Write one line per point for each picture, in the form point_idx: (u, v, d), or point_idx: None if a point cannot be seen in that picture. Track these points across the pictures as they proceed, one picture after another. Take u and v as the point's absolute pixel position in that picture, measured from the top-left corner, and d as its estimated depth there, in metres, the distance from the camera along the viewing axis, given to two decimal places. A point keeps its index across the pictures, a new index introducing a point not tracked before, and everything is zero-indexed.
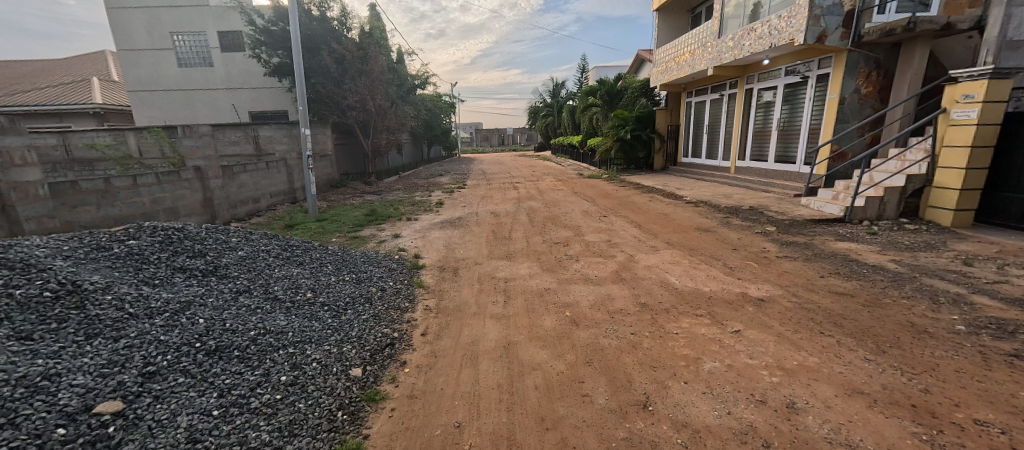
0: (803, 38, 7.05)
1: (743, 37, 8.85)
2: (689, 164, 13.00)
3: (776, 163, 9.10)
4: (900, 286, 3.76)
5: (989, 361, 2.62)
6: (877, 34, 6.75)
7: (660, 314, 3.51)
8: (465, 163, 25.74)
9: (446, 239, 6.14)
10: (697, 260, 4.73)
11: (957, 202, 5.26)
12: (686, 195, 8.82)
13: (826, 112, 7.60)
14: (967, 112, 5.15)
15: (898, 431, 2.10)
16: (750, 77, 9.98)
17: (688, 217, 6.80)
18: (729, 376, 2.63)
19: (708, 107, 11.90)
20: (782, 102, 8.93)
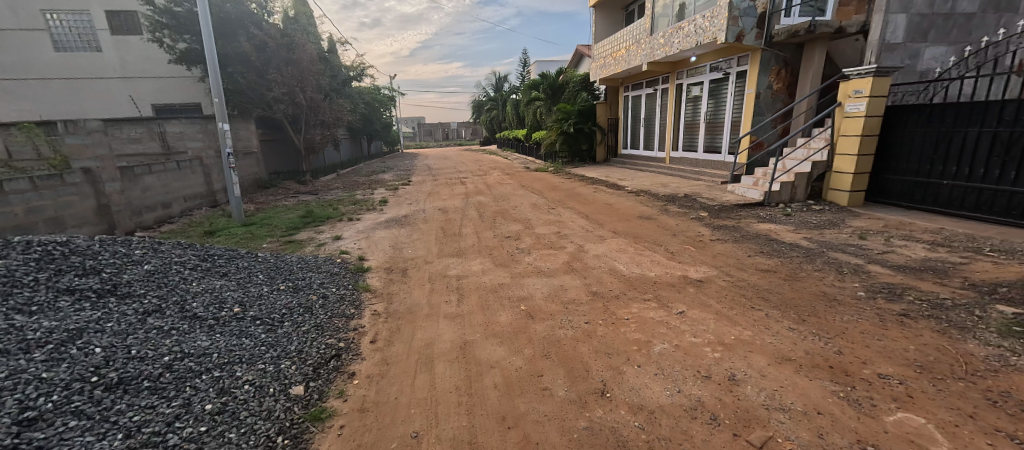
0: (724, 38, 7.66)
1: (672, 35, 9.40)
2: (628, 155, 13.61)
3: (705, 153, 9.88)
4: (813, 260, 4.26)
5: (884, 322, 3.12)
6: (785, 35, 7.49)
7: (612, 301, 3.67)
8: (410, 159, 24.86)
9: (393, 239, 5.88)
10: (641, 247, 5.01)
11: (851, 185, 6.07)
12: (627, 185, 9.26)
13: (746, 106, 8.37)
14: (857, 106, 5.92)
15: (823, 391, 2.40)
16: (681, 73, 10.64)
17: (631, 206, 7.16)
18: (678, 356, 2.82)
19: (644, 101, 12.55)
20: (708, 97, 9.67)
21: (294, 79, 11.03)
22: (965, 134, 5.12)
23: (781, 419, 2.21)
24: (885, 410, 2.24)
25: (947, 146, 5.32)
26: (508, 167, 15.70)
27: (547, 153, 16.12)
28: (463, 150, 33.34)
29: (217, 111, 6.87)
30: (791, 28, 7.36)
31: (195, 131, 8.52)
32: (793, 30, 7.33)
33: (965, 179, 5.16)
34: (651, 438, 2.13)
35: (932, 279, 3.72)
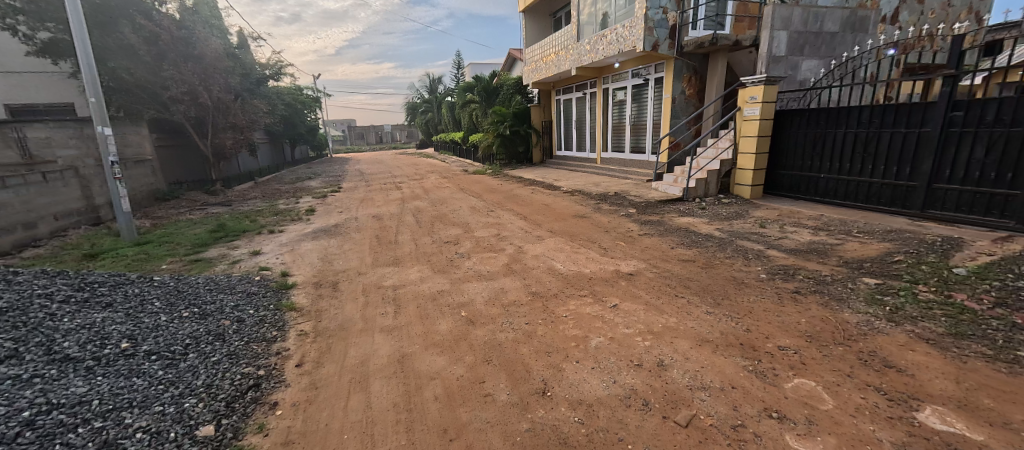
0: (642, 46, 8.22)
1: (596, 42, 9.86)
2: (562, 157, 14.03)
3: (632, 153, 10.53)
4: (724, 248, 4.74)
5: (781, 299, 3.64)
6: (693, 46, 8.22)
7: (551, 299, 3.75)
8: (340, 164, 23.38)
9: (321, 251, 5.45)
10: (577, 245, 5.20)
11: (752, 180, 6.85)
12: (563, 185, 9.60)
13: (664, 110, 9.06)
14: (753, 110, 6.69)
15: (735, 367, 2.74)
16: (606, 78, 11.20)
17: (567, 205, 7.44)
18: (613, 348, 2.98)
19: (575, 104, 13.02)
20: (632, 101, 10.31)
21: (197, 76, 9.73)
22: (828, 134, 6.11)
23: (703, 397, 2.47)
24: (784, 378, 2.65)
25: (816, 145, 6.31)
26: (445, 170, 15.39)
27: (484, 155, 16.12)
28: (394, 154, 32.05)
29: (93, 113, 6.00)
30: (698, 40, 8.10)
31: (68, 136, 7.11)
32: (700, 41, 8.09)
33: (831, 172, 6.16)
34: (590, 431, 2.23)
35: (816, 260, 4.36)
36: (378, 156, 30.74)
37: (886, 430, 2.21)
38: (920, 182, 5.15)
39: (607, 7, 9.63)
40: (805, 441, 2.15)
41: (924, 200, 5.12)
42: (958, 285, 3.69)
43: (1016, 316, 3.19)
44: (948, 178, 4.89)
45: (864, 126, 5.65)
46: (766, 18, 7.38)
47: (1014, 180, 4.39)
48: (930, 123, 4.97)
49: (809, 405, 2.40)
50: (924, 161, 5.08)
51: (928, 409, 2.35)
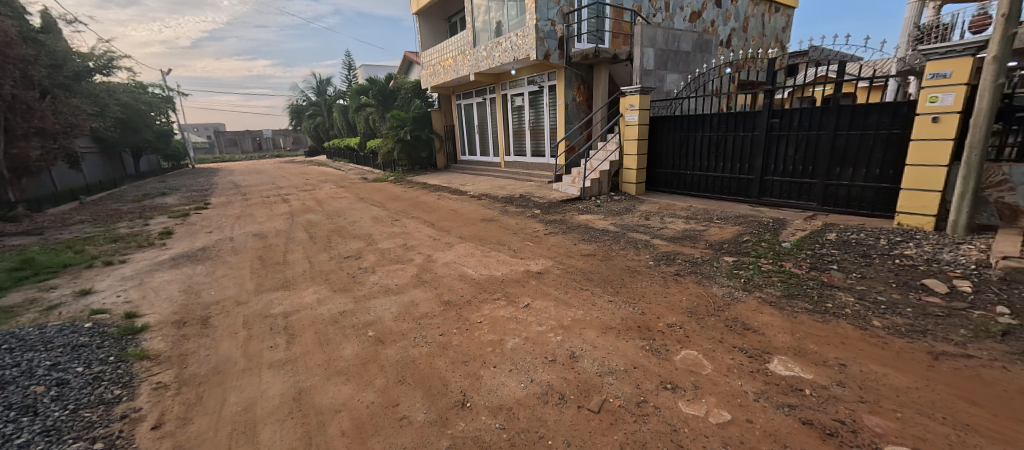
0: (535, 55, 8.55)
1: (493, 48, 9.94)
2: (466, 161, 13.97)
3: (532, 156, 10.84)
4: (618, 241, 5.40)
5: (666, 281, 4.16)
6: (579, 57, 8.78)
7: (465, 305, 3.70)
8: (209, 175, 20.14)
9: (183, 282, 4.57)
10: (487, 249, 5.39)
11: (636, 178, 7.62)
12: (468, 190, 9.63)
13: (558, 115, 9.55)
14: (633, 116, 7.44)
15: (637, 349, 3.01)
16: (504, 85, 11.32)
17: (476, 210, 7.64)
18: (528, 346, 3.05)
19: (476, 109, 12.93)
20: (529, 106, 10.59)
21: None
22: (687, 138, 7.16)
23: (611, 381, 2.67)
24: (674, 351, 3.00)
25: (679, 147, 7.33)
26: (341, 179, 14.22)
27: (384, 162, 15.21)
28: (277, 163, 28.65)
29: None
30: (582, 52, 8.66)
31: None
32: (585, 54, 8.64)
33: (691, 170, 7.21)
34: (511, 436, 2.24)
35: (689, 245, 5.10)
36: (255, 165, 27.18)
37: (750, 382, 2.66)
38: (755, 175, 6.33)
39: (501, 16, 9.84)
40: (694, 406, 2.45)
41: (759, 190, 6.31)
42: (786, 255, 4.61)
43: (823, 276, 4.14)
44: (773, 172, 6.12)
45: (712, 130, 6.74)
46: (636, 36, 8.27)
47: (814, 171, 5.68)
48: (758, 128, 6.15)
49: (694, 372, 2.76)
50: (757, 158, 6.24)
51: (776, 360, 2.88)
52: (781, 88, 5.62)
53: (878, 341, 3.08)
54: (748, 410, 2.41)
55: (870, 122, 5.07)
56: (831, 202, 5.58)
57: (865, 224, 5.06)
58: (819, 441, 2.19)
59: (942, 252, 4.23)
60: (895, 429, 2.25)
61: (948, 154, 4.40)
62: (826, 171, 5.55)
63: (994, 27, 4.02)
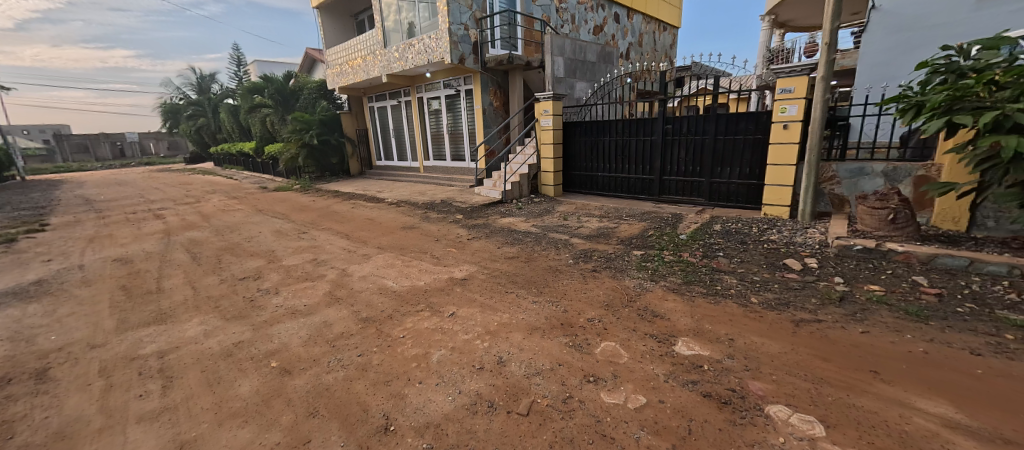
0: (450, 58, 8.41)
1: (405, 50, 9.60)
2: (383, 167, 13.38)
3: (453, 161, 10.72)
4: (540, 241, 5.71)
5: (583, 276, 4.48)
6: (494, 63, 8.89)
7: (385, 321, 3.53)
8: (54, 188, 16.65)
9: (9, 327, 3.67)
10: (408, 258, 5.22)
11: (553, 180, 7.94)
12: (386, 197, 9.25)
13: (477, 120, 9.51)
14: (546, 121, 7.74)
15: (561, 346, 3.14)
16: (419, 87, 10.98)
17: (394, 218, 7.45)
18: (455, 357, 3.01)
19: (390, 112, 12.41)
20: (447, 110, 10.40)
21: None
22: (597, 141, 7.65)
23: (538, 382, 2.74)
24: (595, 345, 3.18)
25: (589, 150, 7.80)
26: (234, 188, 12.68)
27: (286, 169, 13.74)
28: (151, 171, 24.63)
29: None
30: (497, 58, 8.79)
31: None
32: (499, 59, 8.84)
33: (601, 171, 7.71)
34: None
35: (603, 242, 5.49)
36: (120, 174, 23.03)
37: (660, 365, 2.92)
38: (655, 175, 6.96)
39: (413, 17, 9.57)
40: (614, 395, 2.61)
41: (659, 188, 6.95)
42: (683, 246, 5.16)
43: (714, 263, 4.72)
44: (670, 172, 6.78)
45: (618, 135, 7.28)
46: (546, 45, 8.67)
47: (702, 171, 6.43)
48: (655, 132, 6.78)
49: (613, 362, 2.95)
50: (656, 160, 6.88)
51: (681, 341, 3.21)
52: (671, 98, 6.27)
53: (757, 316, 3.59)
54: (660, 391, 2.65)
55: (740, 129, 5.88)
56: (716, 198, 6.37)
57: (741, 215, 5.86)
58: (716, 411, 2.47)
59: (796, 236, 5.09)
60: (772, 390, 2.64)
61: (794, 155, 5.33)
62: (711, 171, 6.32)
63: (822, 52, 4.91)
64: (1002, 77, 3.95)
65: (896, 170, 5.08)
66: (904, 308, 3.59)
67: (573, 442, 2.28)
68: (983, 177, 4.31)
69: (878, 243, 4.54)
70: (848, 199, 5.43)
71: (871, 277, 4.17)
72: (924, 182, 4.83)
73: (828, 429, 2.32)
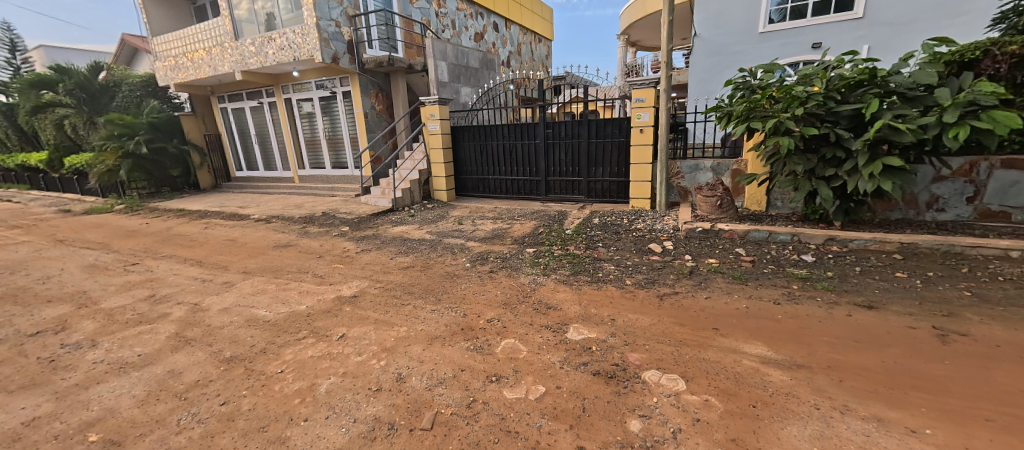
0: (320, 57, 7.79)
1: (262, 45, 8.55)
2: (246, 177, 11.81)
3: (333, 168, 9.98)
4: (436, 248, 5.70)
5: (483, 278, 4.66)
6: (373, 64, 8.51)
7: (255, 357, 3.26)
8: None
9: None
10: (284, 281, 4.80)
11: (446, 185, 7.98)
12: (252, 212, 8.19)
13: (357, 124, 8.97)
14: (434, 126, 7.73)
15: (461, 351, 3.25)
16: (285, 87, 9.88)
17: (263, 236, 6.70)
18: (347, 382, 2.92)
19: (250, 115, 10.94)
20: (322, 114, 9.59)
21: None
22: (484, 146, 7.92)
23: (440, 392, 2.81)
24: (495, 344, 3.36)
25: (478, 154, 8.03)
26: (16, 214, 9.77)
27: (103, 185, 10.99)
28: None
29: None
30: (376, 59, 8.42)
31: None
32: (378, 61, 8.44)
33: (491, 174, 8.02)
34: None
35: (498, 243, 5.73)
36: None
37: (555, 353, 3.23)
38: (541, 176, 7.50)
39: (271, 8, 8.64)
40: (515, 390, 2.81)
41: (545, 188, 7.51)
42: (568, 240, 5.71)
43: (594, 252, 5.33)
44: (554, 172, 7.38)
45: (504, 139, 7.65)
46: (428, 49, 8.63)
47: (580, 171, 7.15)
48: (538, 136, 7.31)
49: (512, 358, 3.17)
50: (541, 162, 7.42)
51: (572, 328, 3.58)
52: (549, 104, 6.82)
53: (630, 295, 4.20)
54: (556, 378, 2.93)
55: (608, 133, 6.71)
56: (594, 194, 7.14)
57: (614, 208, 6.71)
58: (604, 386, 2.83)
59: (657, 223, 6.04)
60: (646, 358, 3.13)
61: (649, 155, 6.30)
62: (589, 171, 7.06)
63: (661, 69, 5.90)
64: (777, 93, 5.26)
65: (719, 165, 6.36)
66: (733, 274, 4.58)
67: (477, 444, 2.39)
68: (772, 169, 5.71)
69: (712, 225, 5.67)
70: (688, 190, 6.60)
71: (711, 252, 5.18)
72: (738, 174, 6.18)
73: (687, 383, 2.83)
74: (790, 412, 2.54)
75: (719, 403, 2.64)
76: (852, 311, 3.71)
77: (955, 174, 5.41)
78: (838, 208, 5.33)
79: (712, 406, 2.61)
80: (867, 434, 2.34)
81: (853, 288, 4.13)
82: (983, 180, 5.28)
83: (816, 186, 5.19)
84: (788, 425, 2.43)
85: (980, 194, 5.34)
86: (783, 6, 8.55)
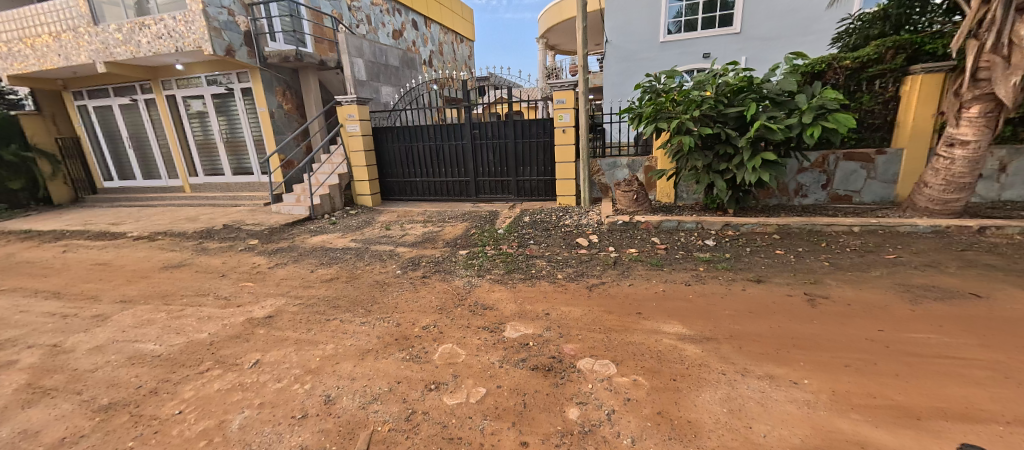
0: (211, 48, 6.88)
1: (133, 31, 7.32)
2: (117, 188, 10.02)
3: (235, 175, 8.88)
4: (362, 256, 5.39)
5: (417, 284, 4.53)
6: (278, 58, 7.75)
7: (144, 401, 2.79)
8: None
9: None
10: (178, 308, 4.17)
11: (370, 189, 7.62)
12: (128, 229, 6.96)
13: (262, 125, 8.12)
14: (353, 127, 7.30)
15: (395, 363, 3.13)
16: (166, 82, 8.54)
17: (146, 256, 5.73)
18: (264, 414, 2.64)
19: (121, 114, 9.29)
20: (216, 113, 8.47)
21: None
22: (409, 147, 7.67)
23: (376, 408, 2.66)
24: (432, 351, 3.29)
25: (402, 156, 7.75)
26: None
27: None
28: None
29: None
30: (281, 53, 7.68)
31: None
32: (283, 55, 7.71)
33: (417, 176, 7.78)
34: None
35: (430, 247, 5.60)
36: None
37: (495, 353, 3.25)
38: (470, 177, 7.48)
39: None
40: (456, 396, 2.77)
41: (475, 188, 7.51)
42: (501, 239, 5.79)
43: (527, 250, 5.48)
44: (482, 173, 7.41)
45: (430, 140, 7.48)
46: (341, 44, 8.08)
47: (509, 171, 7.28)
48: (464, 137, 7.29)
49: (451, 363, 3.12)
50: (469, 162, 7.42)
51: (509, 326, 3.65)
52: (475, 105, 6.81)
53: (562, 288, 4.41)
54: (496, 378, 2.94)
55: (533, 133, 6.90)
56: (524, 193, 7.32)
57: (544, 206, 6.96)
58: (543, 379, 2.92)
59: (582, 218, 6.39)
60: (580, 348, 3.28)
61: (572, 154, 6.63)
62: (518, 170, 7.22)
63: (579, 72, 6.24)
64: (678, 97, 5.86)
65: (634, 162, 6.93)
66: (650, 261, 5.04)
67: None
68: (677, 165, 6.37)
69: (631, 217, 6.17)
70: (608, 186, 7.05)
71: (631, 242, 5.63)
72: (650, 170, 6.80)
73: (618, 367, 3.03)
74: (703, 380, 2.84)
75: (646, 381, 2.86)
76: (747, 286, 4.30)
77: (812, 165, 6.54)
78: (731, 197, 6.13)
79: (640, 384, 2.83)
80: (763, 390, 2.70)
81: (745, 266, 4.81)
82: (832, 170, 6.48)
83: (713, 179, 5.92)
84: (703, 392, 2.72)
85: (831, 182, 6.54)
86: (679, 19, 9.61)
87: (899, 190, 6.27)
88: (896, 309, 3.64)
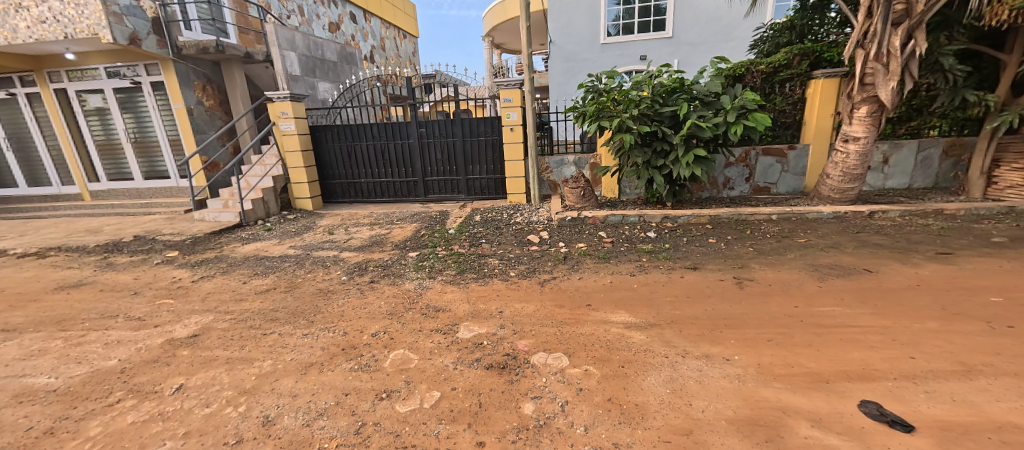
0: (111, 35, 6.06)
1: (7, 14, 6.29)
2: None
3: (146, 180, 7.91)
4: (302, 264, 5.04)
5: (365, 291, 4.32)
6: (194, 49, 7.01)
7: (35, 444, 2.40)
8: None
9: None
10: (80, 333, 3.63)
11: (309, 192, 7.16)
12: (9, 245, 5.94)
13: (178, 124, 7.32)
14: (288, 125, 6.81)
15: (342, 374, 2.95)
16: (53, 74, 7.40)
17: (36, 275, 4.94)
18: (190, 444, 2.37)
19: None
20: (120, 110, 7.49)
21: None
22: (351, 147, 7.31)
23: (323, 424, 2.50)
24: (383, 359, 3.15)
25: (343, 156, 7.37)
26: None
27: None
28: None
29: None
30: (198, 43, 6.95)
31: None
32: (201, 45, 6.99)
33: (360, 177, 7.44)
34: None
35: (377, 250, 5.36)
36: None
37: (450, 355, 3.17)
38: (418, 176, 7.29)
39: None
40: (408, 403, 2.66)
41: (423, 188, 7.33)
42: (452, 240, 5.70)
43: (477, 249, 5.45)
44: (430, 172, 7.25)
45: (373, 139, 7.19)
46: (271, 36, 7.51)
47: (457, 170, 7.19)
48: (410, 136, 7.09)
49: (403, 370, 3.00)
50: (416, 162, 7.22)
51: (463, 327, 3.59)
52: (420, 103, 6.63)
53: (516, 286, 4.44)
54: (450, 380, 2.87)
55: (481, 131, 6.86)
56: (473, 192, 7.27)
57: (494, 204, 6.96)
58: (498, 378, 2.89)
59: (533, 216, 6.48)
60: (534, 344, 3.30)
61: (520, 152, 6.70)
62: (467, 169, 7.15)
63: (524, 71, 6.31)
64: (618, 96, 6.10)
65: (580, 160, 7.16)
66: (598, 254, 5.23)
67: None
68: (620, 161, 6.66)
69: (579, 213, 6.36)
70: (557, 183, 7.21)
71: (579, 237, 5.80)
72: (595, 166, 7.05)
73: (570, 358, 3.08)
74: (649, 364, 2.96)
75: (596, 370, 2.92)
76: (685, 273, 4.60)
77: (737, 161, 7.15)
78: (668, 191, 6.53)
79: (592, 374, 2.88)
80: (700, 369, 2.87)
81: (683, 255, 5.15)
82: (753, 164, 7.13)
83: (652, 175, 6.27)
84: (649, 376, 2.84)
85: (753, 175, 7.20)
86: (617, 23, 10.07)
87: (806, 181, 7.04)
88: (808, 286, 4.07)
